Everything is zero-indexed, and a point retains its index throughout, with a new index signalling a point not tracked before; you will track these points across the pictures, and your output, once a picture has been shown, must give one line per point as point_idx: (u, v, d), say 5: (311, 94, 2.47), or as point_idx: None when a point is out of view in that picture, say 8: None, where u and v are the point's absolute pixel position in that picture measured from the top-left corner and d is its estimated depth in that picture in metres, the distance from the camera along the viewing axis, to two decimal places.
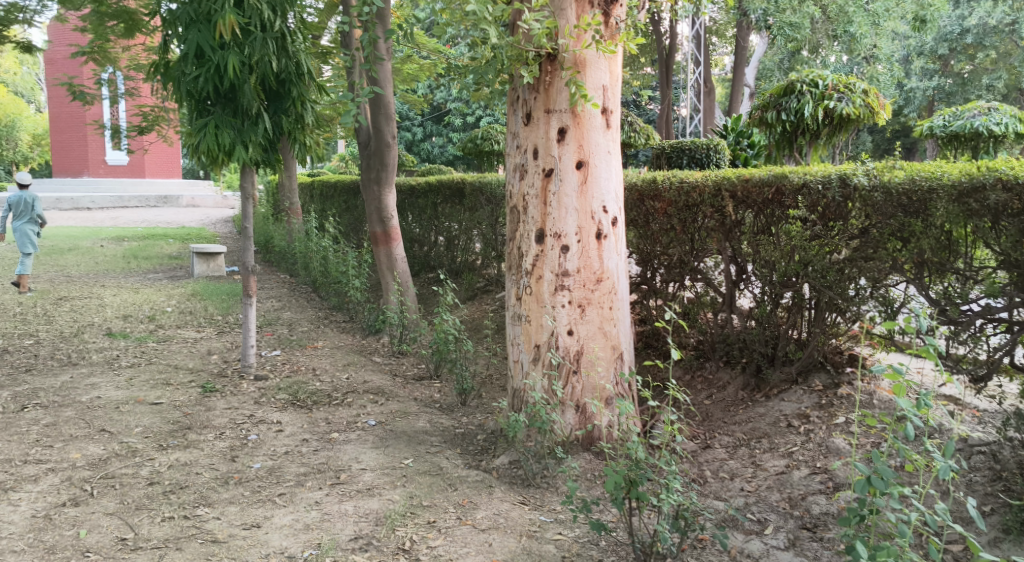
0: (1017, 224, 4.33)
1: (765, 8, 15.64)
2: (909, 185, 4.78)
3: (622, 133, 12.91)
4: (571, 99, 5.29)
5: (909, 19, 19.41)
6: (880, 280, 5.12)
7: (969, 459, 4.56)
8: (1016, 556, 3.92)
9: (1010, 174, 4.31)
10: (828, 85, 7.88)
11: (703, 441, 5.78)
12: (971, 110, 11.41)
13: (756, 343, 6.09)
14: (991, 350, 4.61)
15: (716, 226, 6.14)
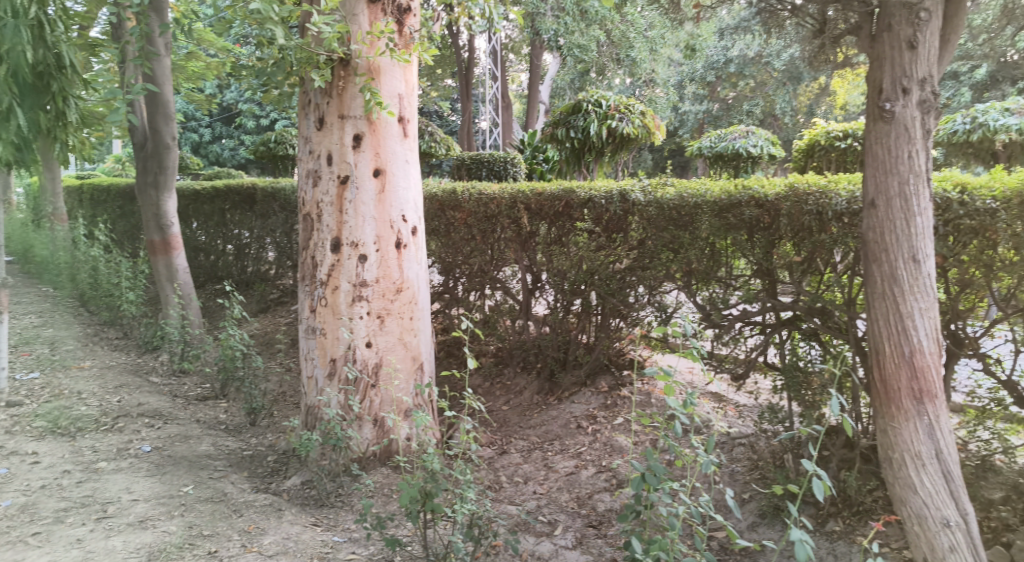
0: (767, 236, 4.80)
1: (556, 28, 16.21)
2: (678, 201, 5.17)
3: (422, 143, 12.90)
4: (366, 106, 5.18)
5: (683, 49, 21.20)
6: (656, 289, 5.53)
7: (732, 452, 5.07)
8: (768, 540, 4.34)
9: (760, 193, 4.75)
10: (611, 106, 8.33)
11: (500, 446, 5.85)
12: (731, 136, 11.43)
13: (549, 348, 6.30)
14: (748, 350, 5.06)
15: (512, 237, 6.29)
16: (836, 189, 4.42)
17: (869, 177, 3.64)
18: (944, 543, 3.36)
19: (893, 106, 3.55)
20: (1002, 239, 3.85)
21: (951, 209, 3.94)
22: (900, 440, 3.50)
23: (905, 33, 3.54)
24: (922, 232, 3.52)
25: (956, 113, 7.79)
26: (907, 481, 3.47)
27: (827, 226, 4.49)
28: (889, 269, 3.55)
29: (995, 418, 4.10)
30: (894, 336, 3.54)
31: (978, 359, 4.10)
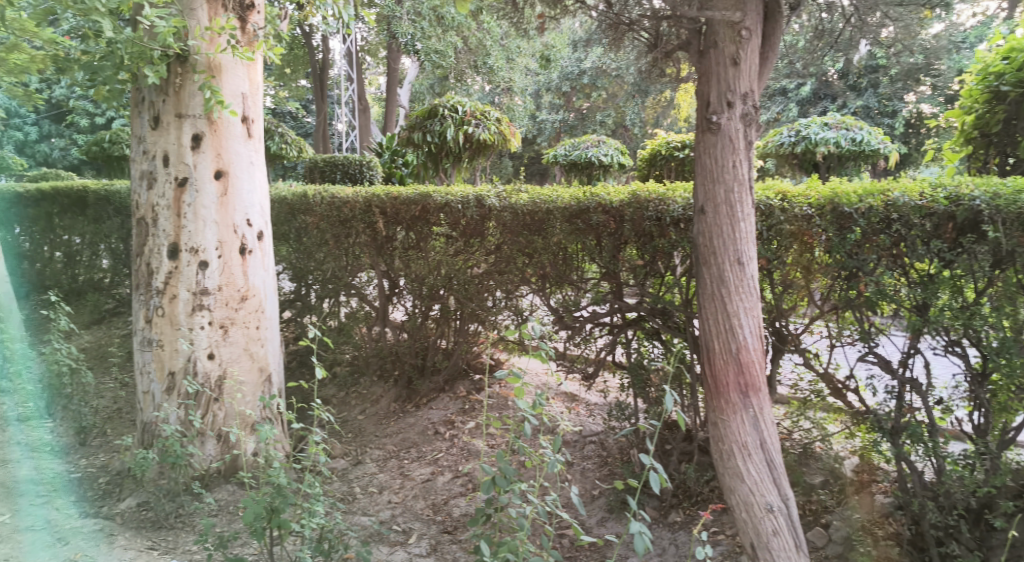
0: (612, 241, 4.97)
1: (412, 33, 16.12)
2: (531, 206, 5.25)
3: (273, 145, 12.45)
4: (206, 105, 4.95)
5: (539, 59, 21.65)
6: (513, 293, 5.56)
7: (583, 450, 5.19)
8: (614, 534, 4.49)
9: (607, 199, 4.90)
10: (467, 111, 8.37)
11: (355, 457, 5.72)
12: (585, 142, 10.92)
13: (406, 355, 6.19)
14: (598, 350, 5.19)
15: (367, 242, 6.18)
16: (674, 197, 4.66)
17: (699, 185, 3.85)
18: (767, 527, 3.58)
19: (719, 118, 3.78)
20: (817, 243, 4.19)
21: (773, 215, 4.24)
22: (729, 432, 3.71)
23: (729, 50, 3.77)
24: (746, 236, 3.76)
25: (781, 127, 8.35)
26: (735, 470, 3.68)
27: (664, 231, 4.71)
28: (717, 271, 3.77)
29: (815, 408, 4.44)
30: (722, 334, 3.75)
31: (799, 354, 4.43)
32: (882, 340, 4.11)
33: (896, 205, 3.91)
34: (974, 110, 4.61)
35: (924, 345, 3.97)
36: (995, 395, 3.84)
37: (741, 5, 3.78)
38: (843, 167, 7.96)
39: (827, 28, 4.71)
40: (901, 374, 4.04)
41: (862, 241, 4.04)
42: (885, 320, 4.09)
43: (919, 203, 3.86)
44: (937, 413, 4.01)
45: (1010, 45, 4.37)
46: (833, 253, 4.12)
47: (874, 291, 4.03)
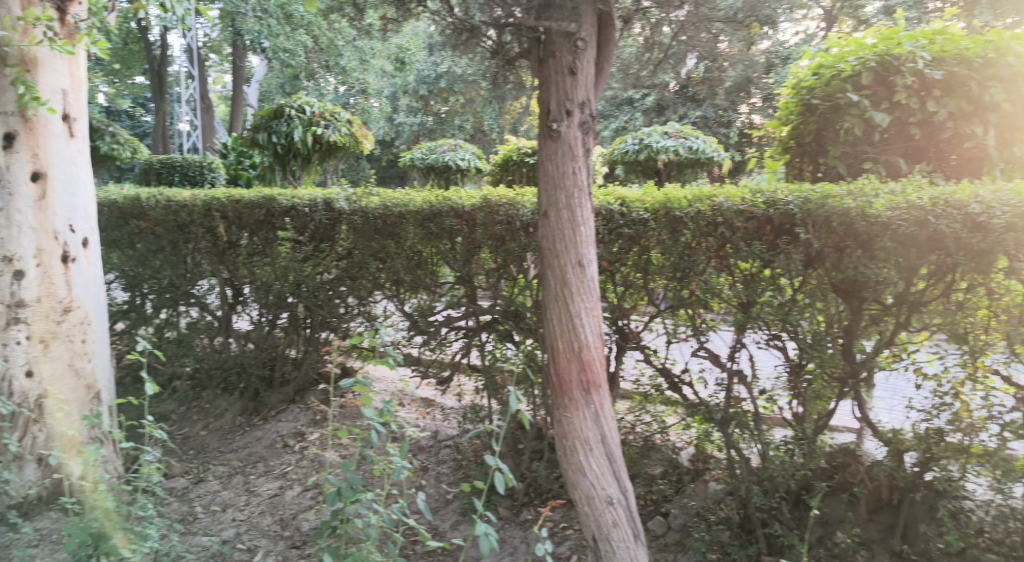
0: (465, 245, 4.94)
1: (259, 30, 15.55)
2: (382, 210, 5.17)
3: (102, 143, 11.61)
4: (19, 101, 4.56)
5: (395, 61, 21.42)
6: (365, 299, 5.42)
7: (438, 455, 5.17)
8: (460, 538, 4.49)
9: (459, 203, 4.87)
10: (315, 112, 8.14)
11: (196, 475, 5.42)
12: (443, 145, 10.93)
13: (253, 366, 5.94)
14: (453, 354, 5.08)
15: (208, 248, 5.95)
16: (522, 201, 4.69)
17: (542, 189, 3.93)
18: (608, 519, 3.71)
19: (559, 125, 3.87)
20: (652, 246, 4.39)
21: (614, 219, 4.46)
22: (572, 429, 3.81)
23: (566, 59, 3.86)
24: (586, 239, 3.88)
25: (626, 136, 8.71)
26: (578, 466, 3.79)
27: (515, 235, 4.72)
28: (560, 273, 3.87)
29: (655, 401, 4.67)
30: (565, 333, 3.85)
31: (640, 351, 4.61)
32: (712, 336, 4.37)
33: (721, 209, 4.14)
34: (790, 121, 5.03)
35: (750, 339, 4.24)
36: (812, 385, 4.12)
37: (577, 16, 3.87)
38: (682, 174, 8.40)
39: (656, 40, 4.93)
40: (730, 367, 4.31)
41: (691, 243, 4.26)
42: (715, 317, 4.35)
43: (739, 208, 4.08)
44: (763, 403, 4.29)
45: (820, 61, 4.84)
46: (665, 255, 4.34)
47: (701, 289, 4.27)
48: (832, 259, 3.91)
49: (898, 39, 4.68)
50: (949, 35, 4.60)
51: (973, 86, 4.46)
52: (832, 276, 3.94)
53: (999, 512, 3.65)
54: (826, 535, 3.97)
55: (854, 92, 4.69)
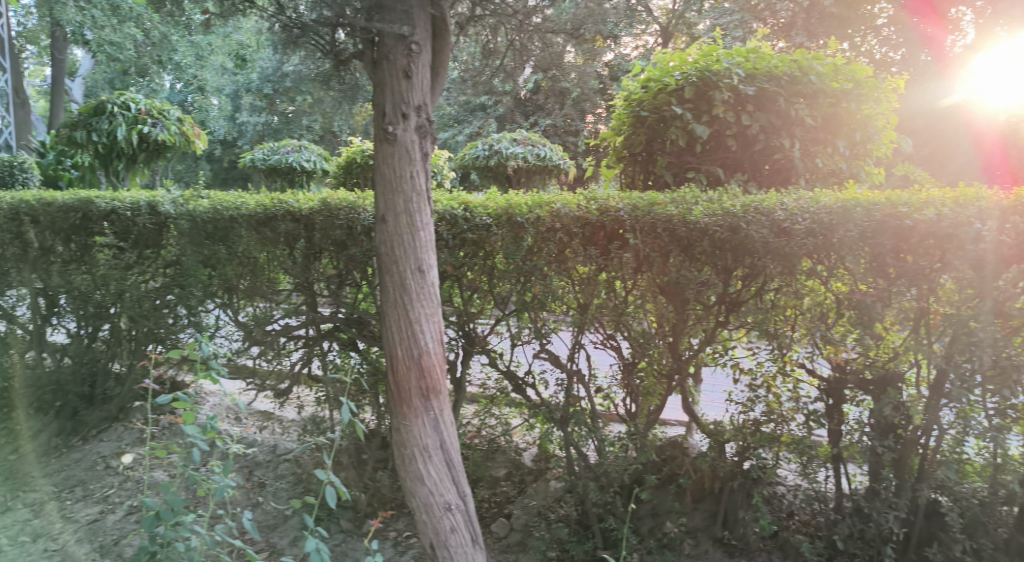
0: (305, 250, 4.77)
1: (80, 20, 14.40)
2: (212, 214, 4.94)
3: None
4: None
5: (238, 59, 20.50)
6: (195, 308, 5.13)
7: (277, 469, 4.98)
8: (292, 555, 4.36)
9: (295, 207, 4.72)
10: (141, 109, 7.70)
11: (2, 504, 4.95)
12: (286, 145, 10.54)
13: (70, 384, 5.50)
14: (292, 364, 4.88)
15: (19, 255, 5.56)
16: (364, 205, 4.60)
17: (379, 194, 3.80)
18: (446, 525, 3.70)
19: (395, 129, 3.75)
20: (495, 250, 4.39)
21: (458, 224, 4.43)
22: (411, 437, 3.74)
23: (401, 63, 3.75)
24: (425, 244, 3.79)
25: (476, 141, 8.76)
26: (416, 474, 3.74)
27: (356, 240, 4.61)
28: (398, 278, 3.76)
29: (501, 404, 4.63)
30: (405, 340, 3.75)
31: (486, 355, 4.61)
32: (553, 337, 4.41)
33: (559, 215, 4.20)
34: (622, 131, 5.38)
35: (586, 340, 4.36)
36: (644, 381, 4.32)
37: (410, 19, 3.78)
38: (531, 180, 8.57)
39: (490, 47, 4.98)
40: (570, 367, 4.38)
41: (533, 248, 4.30)
42: (557, 319, 4.38)
43: (576, 214, 4.17)
44: (600, 401, 4.40)
45: (647, 76, 5.15)
46: (507, 260, 4.34)
47: (542, 293, 4.32)
48: (658, 263, 4.09)
49: (716, 56, 5.01)
50: (760, 54, 4.99)
51: (781, 101, 4.87)
52: (659, 279, 4.13)
53: (806, 495, 3.97)
54: (656, 526, 4.16)
55: (678, 106, 5.05)
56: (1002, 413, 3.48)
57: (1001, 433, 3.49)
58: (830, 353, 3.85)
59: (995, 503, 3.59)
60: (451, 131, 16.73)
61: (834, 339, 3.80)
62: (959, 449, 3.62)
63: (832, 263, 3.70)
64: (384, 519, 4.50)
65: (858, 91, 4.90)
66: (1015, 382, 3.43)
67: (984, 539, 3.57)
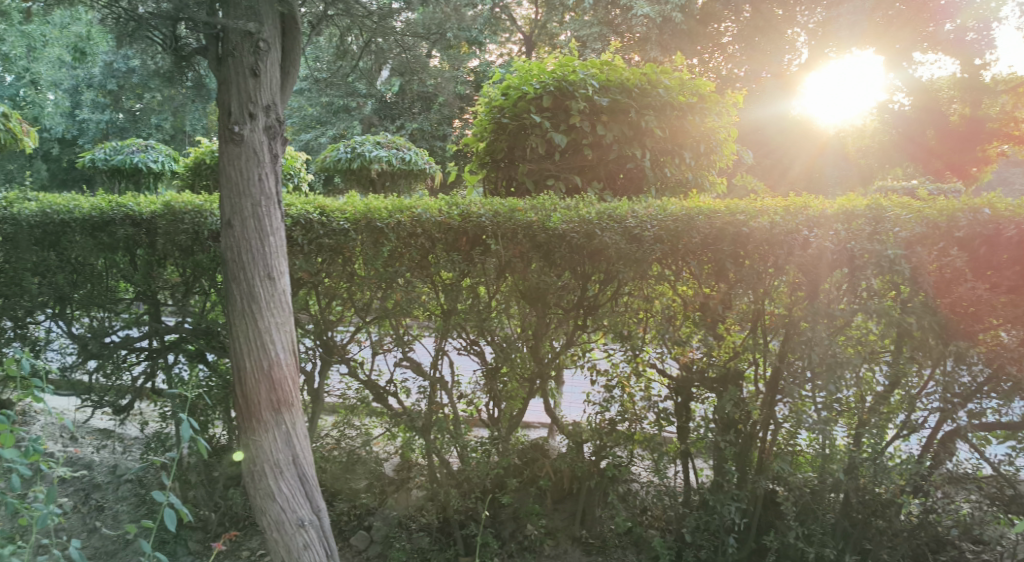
0: (147, 257, 4.50)
1: None
2: (40, 218, 4.56)
3: None
4: None
5: (78, 52, 19.08)
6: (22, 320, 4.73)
7: (118, 491, 4.65)
8: None
9: (136, 211, 4.45)
10: None
11: None
12: (130, 145, 9.88)
13: None
14: (134, 378, 4.60)
15: None
16: (211, 209, 4.37)
17: (225, 198, 3.62)
18: (299, 543, 3.57)
19: (241, 129, 3.59)
20: (355, 256, 4.28)
21: (313, 228, 4.25)
22: (260, 452, 3.59)
23: (247, 61, 3.60)
24: (275, 250, 3.65)
25: (337, 143, 8.56)
26: (266, 491, 3.59)
27: (203, 246, 4.40)
28: (246, 286, 3.60)
29: (361, 414, 4.48)
30: (253, 352, 3.59)
31: (345, 364, 4.46)
32: (417, 346, 4.33)
33: (420, 220, 4.13)
34: (485, 137, 5.41)
35: (450, 346, 4.31)
36: (507, 386, 4.30)
37: (257, 16, 3.64)
38: (396, 184, 8.45)
39: (346, 48, 4.88)
40: (434, 375, 4.32)
41: (393, 253, 4.22)
42: (420, 327, 4.32)
43: (437, 219, 4.12)
44: (462, 407, 4.36)
45: (507, 83, 5.21)
46: (366, 266, 4.25)
47: (404, 301, 4.23)
48: (519, 268, 4.08)
49: (572, 66, 5.14)
50: (612, 65, 5.17)
51: (632, 113, 5.06)
52: (520, 284, 4.14)
53: (658, 491, 4.12)
54: (517, 528, 4.24)
55: (537, 114, 5.16)
56: (829, 407, 3.67)
57: (829, 426, 3.66)
58: (678, 354, 4.01)
59: (824, 491, 3.78)
60: (314, 131, 16.31)
61: (681, 340, 3.95)
62: (793, 441, 3.81)
63: (678, 268, 3.88)
64: (234, 539, 4.30)
65: (701, 105, 5.20)
66: (839, 378, 3.62)
67: (814, 525, 3.80)
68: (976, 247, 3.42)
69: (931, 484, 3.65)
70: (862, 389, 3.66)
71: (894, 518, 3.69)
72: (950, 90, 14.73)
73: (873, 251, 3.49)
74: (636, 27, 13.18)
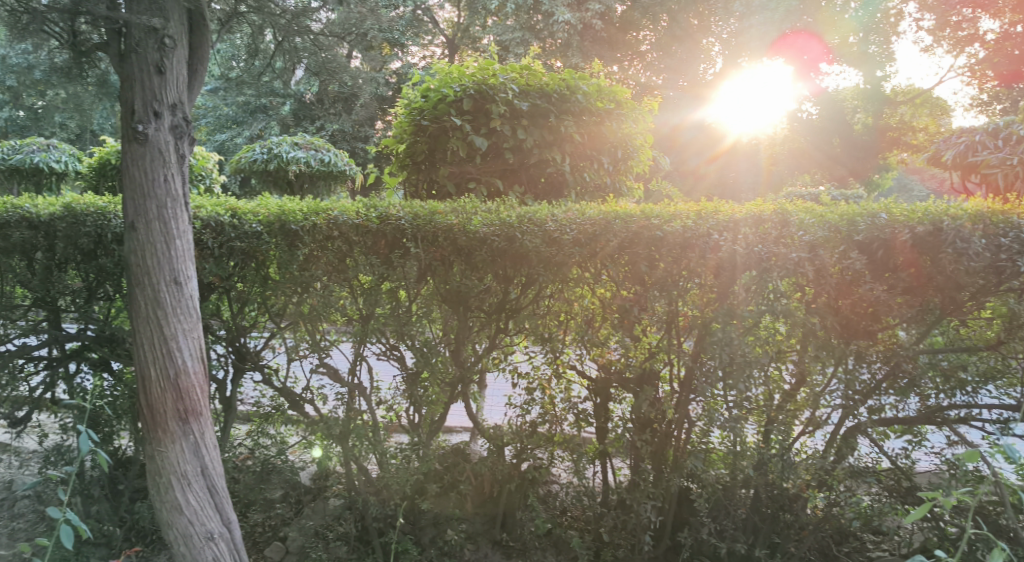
0: (45, 261, 4.27)
1: None
2: None
3: None
4: None
5: None
6: None
7: (14, 508, 4.40)
8: None
9: (33, 213, 4.22)
10: None
11: None
12: (28, 143, 9.38)
13: None
14: (32, 388, 4.37)
15: None
16: (115, 211, 4.21)
17: (128, 199, 3.48)
18: (208, 556, 3.45)
19: (146, 128, 3.45)
20: (269, 260, 4.19)
21: (224, 232, 4.17)
22: (166, 464, 3.46)
23: (152, 57, 3.47)
24: (182, 254, 3.52)
25: (253, 143, 8.35)
26: (173, 504, 3.46)
27: (107, 249, 4.22)
28: (151, 292, 3.46)
29: (276, 422, 4.37)
30: (159, 360, 3.46)
31: (259, 371, 4.38)
32: (333, 352, 4.24)
33: (336, 223, 4.06)
34: (404, 139, 5.38)
35: (368, 351, 4.23)
36: (428, 391, 4.23)
37: (162, 11, 3.51)
38: (315, 186, 8.28)
39: (258, 47, 4.77)
40: (351, 381, 4.24)
41: (308, 257, 4.12)
42: (338, 333, 4.23)
43: (355, 222, 4.04)
44: (383, 413, 4.28)
45: (426, 85, 5.18)
46: (281, 271, 4.14)
47: (320, 305, 4.14)
48: (441, 271, 4.08)
49: (492, 70, 5.16)
50: (532, 70, 5.21)
51: (551, 118, 5.10)
52: (442, 287, 4.11)
53: (577, 491, 4.16)
54: (438, 534, 4.20)
55: (457, 117, 5.14)
56: (740, 406, 3.77)
57: (739, 424, 3.77)
58: (597, 355, 4.07)
59: (735, 486, 3.88)
60: (230, 132, 15.82)
61: (600, 341, 4.03)
62: (705, 439, 3.89)
63: (596, 271, 3.92)
64: (139, 555, 4.05)
65: (618, 111, 5.27)
66: (748, 378, 3.73)
67: (726, 521, 3.90)
68: (874, 250, 3.57)
69: (834, 478, 3.79)
70: (770, 387, 3.79)
71: (800, 511, 3.85)
72: (852, 100, 15.19)
73: (778, 254, 3.62)
74: (557, 33, 13.34)
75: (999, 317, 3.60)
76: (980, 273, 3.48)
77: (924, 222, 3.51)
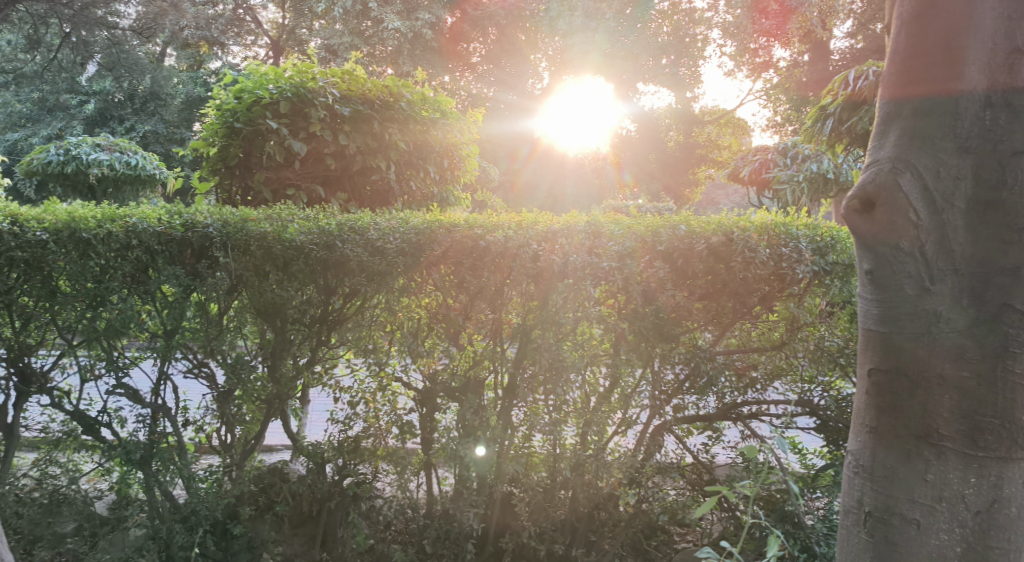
0: None
1: None
2: None
3: None
4: None
5: None
6: None
7: None
8: None
9: None
10: None
11: None
12: None
13: None
14: None
15: None
16: None
17: None
18: None
19: None
20: (56, 271, 3.83)
21: (3, 240, 3.75)
22: None
23: None
24: None
25: (48, 144, 7.67)
26: None
27: None
28: None
29: (67, 449, 4.03)
30: None
31: (46, 395, 4.00)
32: (133, 372, 3.94)
33: (135, 231, 3.78)
34: (215, 142, 5.12)
35: (173, 369, 3.97)
36: (241, 409, 4.04)
37: None
38: (120, 193, 7.67)
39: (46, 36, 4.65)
40: (153, 402, 3.97)
41: (104, 268, 3.81)
42: (139, 351, 3.92)
43: (156, 229, 3.79)
44: (190, 435, 4.05)
45: (239, 86, 4.92)
46: (71, 283, 3.81)
47: (117, 320, 3.80)
48: (254, 283, 3.88)
49: (311, 73, 5.02)
50: (353, 75, 5.12)
51: (374, 124, 5.01)
52: (257, 300, 3.91)
53: (400, 505, 4.03)
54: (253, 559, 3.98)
55: (273, 119, 4.95)
56: (559, 408, 3.89)
57: (558, 427, 3.90)
58: (423, 365, 3.97)
59: (554, 489, 4.00)
60: (22, 131, 14.62)
61: (425, 351, 3.94)
62: (528, 443, 3.96)
63: (422, 281, 3.89)
64: None
65: (444, 121, 5.28)
66: (566, 381, 3.84)
67: (545, 523, 4.01)
68: (675, 259, 3.79)
69: (644, 476, 3.98)
70: (586, 390, 3.90)
71: (613, 509, 4.02)
72: (666, 120, 16.64)
73: (592, 263, 3.75)
74: (387, 40, 13.26)
75: (783, 320, 3.99)
76: (766, 280, 3.83)
77: (717, 233, 3.77)
